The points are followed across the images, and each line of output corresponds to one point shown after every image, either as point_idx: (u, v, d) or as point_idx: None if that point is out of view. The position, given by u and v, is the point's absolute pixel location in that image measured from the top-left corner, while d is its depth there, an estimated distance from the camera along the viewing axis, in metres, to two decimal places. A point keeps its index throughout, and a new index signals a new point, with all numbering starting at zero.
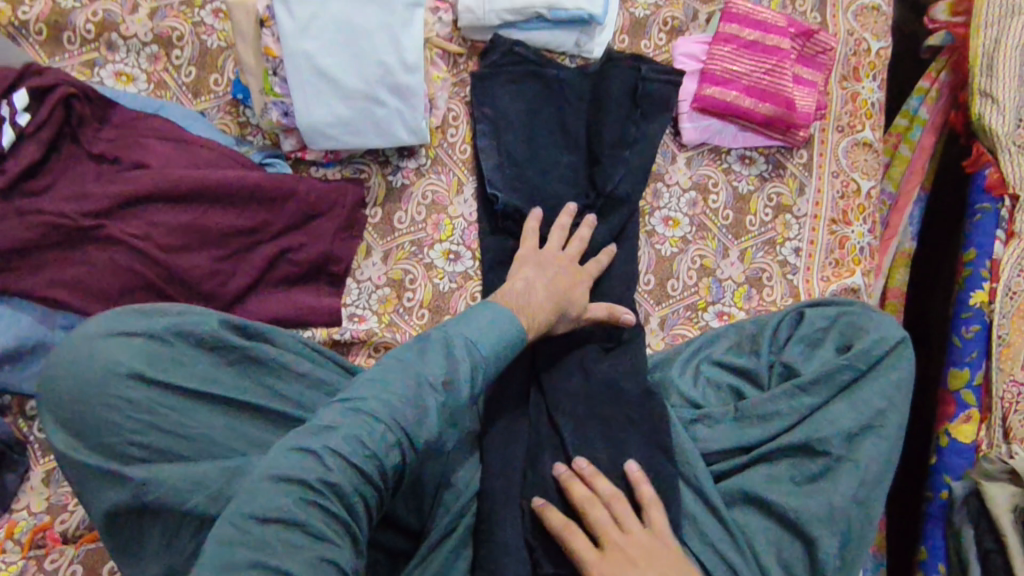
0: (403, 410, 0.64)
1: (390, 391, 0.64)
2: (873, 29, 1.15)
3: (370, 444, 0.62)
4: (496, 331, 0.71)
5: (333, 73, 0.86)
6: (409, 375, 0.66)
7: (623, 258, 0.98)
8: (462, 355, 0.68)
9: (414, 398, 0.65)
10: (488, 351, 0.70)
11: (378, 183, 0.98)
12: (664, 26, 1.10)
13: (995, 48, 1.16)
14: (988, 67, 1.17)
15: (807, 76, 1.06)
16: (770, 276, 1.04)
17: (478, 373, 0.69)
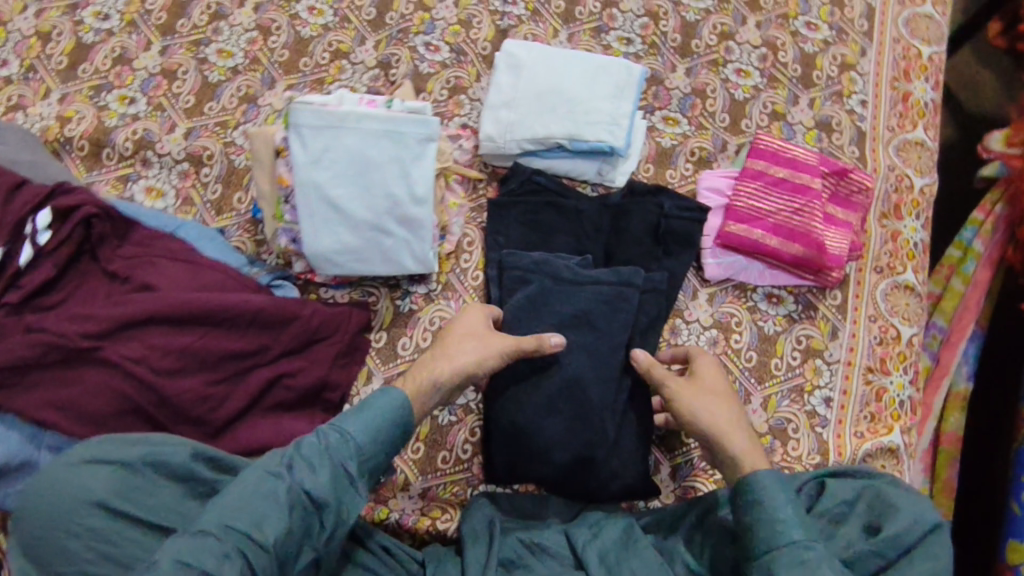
0: (242, 512, 0.68)
1: (233, 502, 0.69)
2: (916, 164, 1.10)
3: (201, 560, 0.64)
4: (364, 416, 0.77)
5: (341, 203, 0.86)
6: (253, 481, 0.70)
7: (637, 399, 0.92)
8: (314, 444, 0.73)
9: (259, 494, 0.69)
10: (356, 432, 0.75)
11: (386, 307, 0.97)
12: (691, 156, 1.09)
13: None
14: None
15: (840, 216, 1.01)
16: (797, 428, 0.96)
17: (344, 456, 0.74)
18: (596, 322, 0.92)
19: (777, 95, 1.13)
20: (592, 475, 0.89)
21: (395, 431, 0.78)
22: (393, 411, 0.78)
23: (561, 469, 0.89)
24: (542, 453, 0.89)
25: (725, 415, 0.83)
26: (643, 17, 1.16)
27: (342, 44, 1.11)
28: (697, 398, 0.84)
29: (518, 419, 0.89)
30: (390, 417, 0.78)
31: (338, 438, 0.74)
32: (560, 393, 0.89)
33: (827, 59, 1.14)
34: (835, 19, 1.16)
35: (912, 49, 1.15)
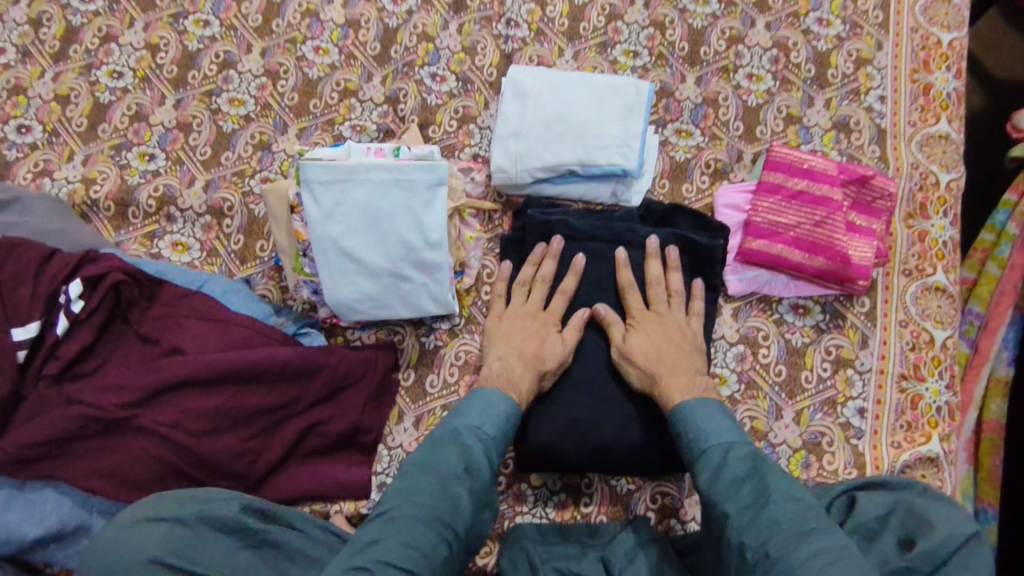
0: (440, 504, 0.77)
1: (425, 492, 0.78)
2: (941, 159, 1.06)
3: (419, 544, 0.74)
4: (490, 412, 0.86)
5: (359, 255, 0.87)
6: (434, 472, 0.80)
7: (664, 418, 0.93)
8: (471, 441, 0.83)
9: (447, 490, 0.79)
10: (489, 429, 0.85)
11: (412, 344, 0.99)
12: (707, 169, 1.08)
13: None
14: None
15: (864, 223, 1.00)
16: (831, 442, 0.96)
17: (482, 454, 0.83)
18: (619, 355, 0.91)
19: (792, 98, 1.10)
20: (626, 445, 0.92)
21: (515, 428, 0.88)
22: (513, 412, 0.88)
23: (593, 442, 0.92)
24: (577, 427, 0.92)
25: (673, 357, 0.91)
26: (649, 28, 1.14)
27: (350, 81, 1.12)
28: (653, 334, 0.93)
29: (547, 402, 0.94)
30: (515, 415, 0.88)
31: (477, 436, 0.84)
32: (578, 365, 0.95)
33: (842, 56, 1.11)
34: (848, 12, 1.13)
35: (931, 37, 1.11)
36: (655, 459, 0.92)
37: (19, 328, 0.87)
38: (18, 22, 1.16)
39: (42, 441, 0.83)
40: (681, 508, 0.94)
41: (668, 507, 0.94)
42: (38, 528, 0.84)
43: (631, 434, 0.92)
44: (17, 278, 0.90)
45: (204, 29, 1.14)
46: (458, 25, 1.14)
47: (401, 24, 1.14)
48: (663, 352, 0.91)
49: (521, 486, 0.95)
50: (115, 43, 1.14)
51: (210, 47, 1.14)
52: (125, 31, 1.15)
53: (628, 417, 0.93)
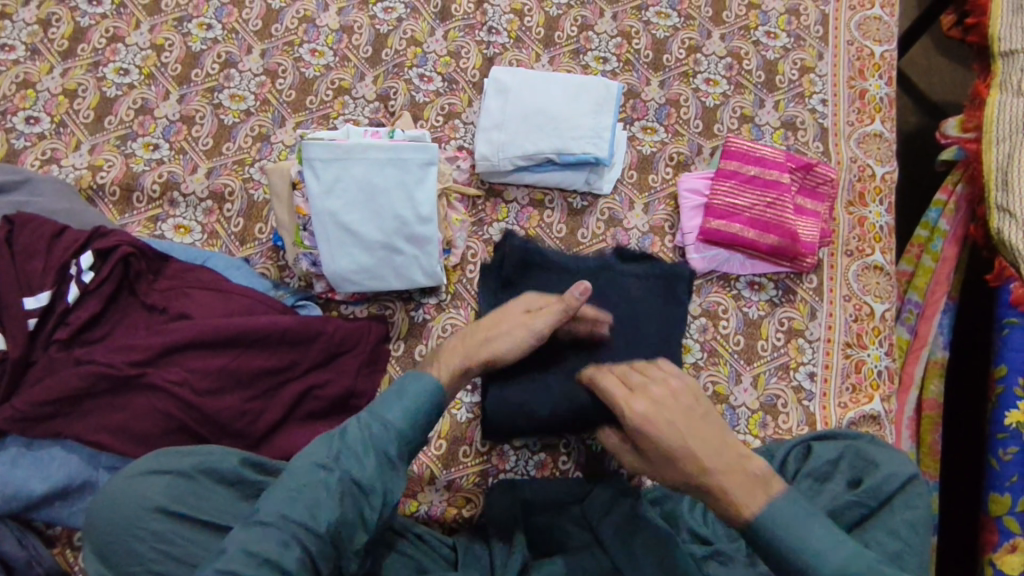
0: (297, 503, 0.77)
1: (291, 491, 0.78)
2: (877, 155, 1.19)
3: (261, 550, 0.75)
4: (398, 400, 0.83)
5: (355, 228, 0.95)
6: (308, 468, 0.79)
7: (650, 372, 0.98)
8: (357, 433, 0.81)
9: (311, 487, 0.78)
10: (390, 419, 0.82)
11: (402, 318, 1.07)
12: (670, 161, 1.19)
13: (1009, 163, 1.23)
14: (1004, 181, 1.23)
15: (811, 207, 1.11)
16: (785, 403, 1.05)
17: (371, 446, 0.80)
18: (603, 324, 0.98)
19: (745, 100, 1.23)
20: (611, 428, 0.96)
21: (433, 412, 0.84)
22: (426, 397, 0.83)
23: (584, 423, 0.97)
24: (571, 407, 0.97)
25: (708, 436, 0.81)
26: (617, 37, 1.26)
27: (344, 81, 1.21)
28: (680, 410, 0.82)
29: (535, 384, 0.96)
30: (428, 400, 0.84)
31: (367, 426, 0.81)
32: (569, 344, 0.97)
33: (788, 64, 1.25)
34: (793, 27, 1.27)
35: (865, 49, 1.25)
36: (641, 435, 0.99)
37: (30, 297, 0.93)
38: (27, 21, 1.24)
39: (54, 399, 0.88)
40: None
41: None
42: (45, 484, 0.88)
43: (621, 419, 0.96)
44: (31, 250, 0.96)
45: (207, 32, 1.23)
46: (443, 32, 1.24)
47: (392, 30, 1.24)
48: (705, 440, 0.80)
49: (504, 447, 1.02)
50: (122, 43, 1.22)
51: (212, 48, 1.22)
52: (131, 32, 1.23)
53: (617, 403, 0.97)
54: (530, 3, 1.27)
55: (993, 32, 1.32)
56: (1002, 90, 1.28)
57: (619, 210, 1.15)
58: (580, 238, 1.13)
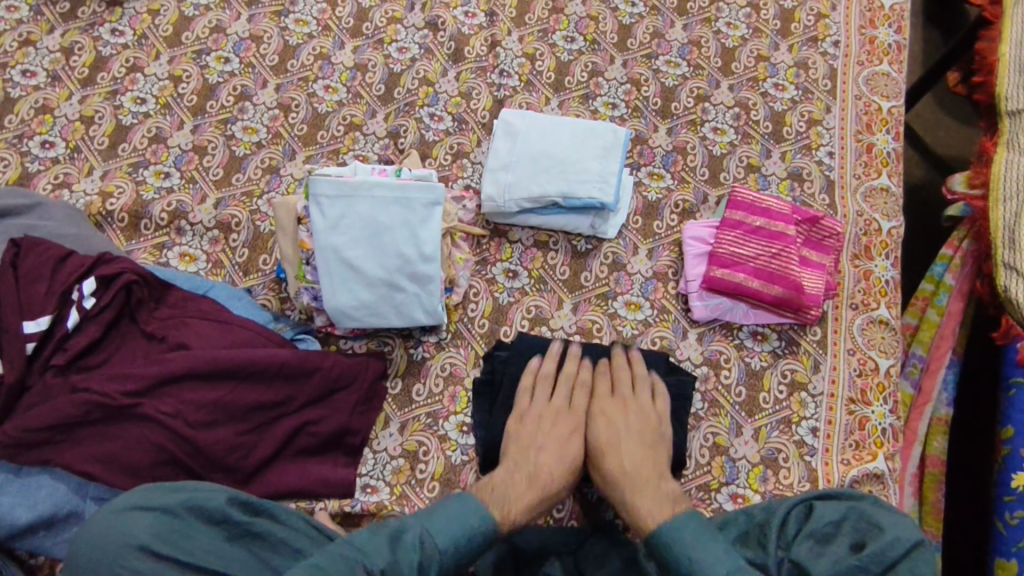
0: None
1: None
2: (883, 209, 1.19)
3: None
4: (458, 521, 0.84)
5: (358, 264, 0.96)
6: (350, 564, 0.78)
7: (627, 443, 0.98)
8: (412, 541, 0.81)
9: None
10: (444, 539, 0.83)
11: (400, 355, 1.06)
12: (675, 209, 1.19)
13: (1016, 221, 1.23)
14: (1011, 239, 1.23)
15: (815, 259, 1.11)
16: (787, 457, 1.03)
17: (418, 560, 0.81)
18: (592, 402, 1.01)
19: (752, 150, 1.24)
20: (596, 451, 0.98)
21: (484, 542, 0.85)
22: (485, 525, 0.85)
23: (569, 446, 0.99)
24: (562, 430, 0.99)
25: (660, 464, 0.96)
26: (627, 84, 1.29)
27: (355, 117, 1.23)
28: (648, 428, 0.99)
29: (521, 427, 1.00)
30: (487, 528, 0.85)
31: (423, 537, 0.82)
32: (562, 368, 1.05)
33: (796, 116, 1.26)
34: (801, 80, 1.29)
35: (872, 104, 1.27)
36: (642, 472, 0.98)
37: (31, 321, 0.93)
38: (50, 49, 1.27)
39: (46, 426, 0.87)
40: None
41: None
42: (30, 513, 0.86)
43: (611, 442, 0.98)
44: (35, 274, 0.96)
45: (225, 65, 1.26)
46: (455, 73, 1.27)
47: (405, 70, 1.27)
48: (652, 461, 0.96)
49: None
50: (140, 73, 1.25)
51: (228, 81, 1.25)
52: (150, 63, 1.26)
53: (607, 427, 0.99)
54: (542, 48, 1.31)
55: (1001, 90, 1.34)
56: (1009, 149, 1.29)
57: (622, 255, 1.15)
58: (583, 280, 1.13)
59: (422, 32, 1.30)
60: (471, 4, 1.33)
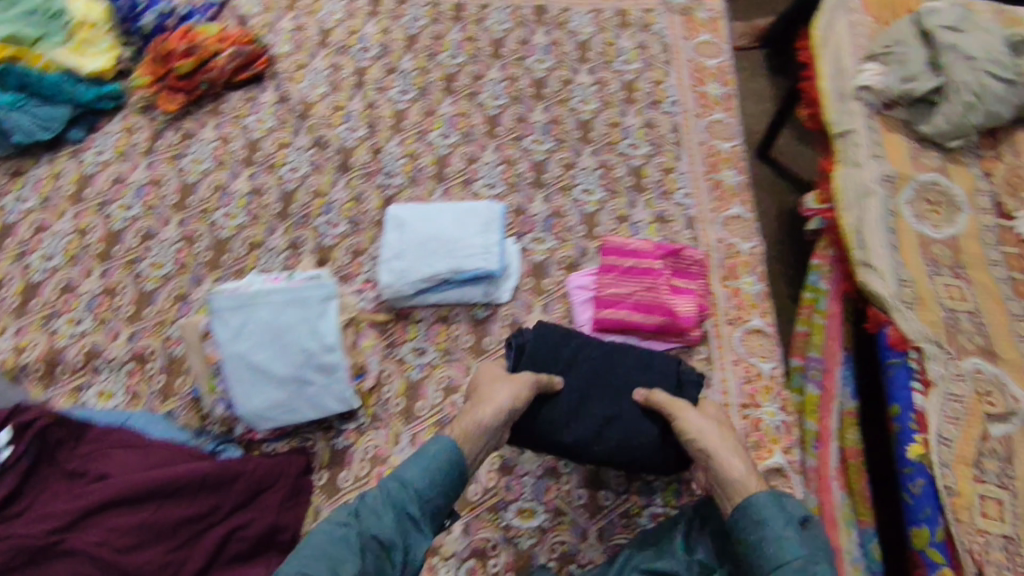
0: (318, 558, 0.82)
1: (318, 545, 0.83)
2: (739, 234, 1.36)
3: None
4: (419, 461, 0.91)
5: (265, 367, 1.02)
6: (340, 522, 0.86)
7: (634, 425, 1.03)
8: (388, 486, 0.89)
9: (339, 540, 0.84)
10: (415, 475, 0.90)
11: (323, 448, 1.12)
12: (561, 264, 1.31)
13: (861, 223, 1.42)
14: (860, 239, 1.40)
15: (685, 285, 1.23)
16: (696, 470, 1.10)
17: (398, 500, 0.88)
18: (621, 390, 1.06)
19: (619, 204, 1.40)
20: (609, 430, 1.03)
21: (456, 469, 0.92)
22: (445, 454, 0.92)
23: (582, 425, 1.03)
24: (577, 411, 1.04)
25: (713, 431, 0.97)
26: (501, 165, 1.46)
27: (256, 236, 1.34)
28: (699, 416, 0.99)
29: (574, 405, 1.04)
30: (450, 454, 0.92)
31: (398, 482, 0.89)
32: (588, 348, 1.10)
33: (651, 168, 1.45)
34: (650, 137, 1.50)
35: (714, 147, 1.49)
36: (669, 453, 1.03)
37: None
38: None
39: None
40: (578, 553, 1.04)
41: (567, 553, 1.03)
42: None
43: (633, 426, 1.03)
44: None
45: (127, 212, 1.36)
46: (345, 181, 1.42)
47: (298, 187, 1.40)
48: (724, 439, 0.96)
49: (433, 560, 1.03)
50: (47, 232, 1.33)
51: (132, 225, 1.34)
52: (56, 221, 1.35)
53: (635, 411, 1.04)
54: (421, 147, 1.48)
55: (828, 117, 1.57)
56: (844, 163, 1.50)
57: (519, 314, 1.25)
58: (486, 344, 1.22)
59: (310, 152, 1.46)
60: (352, 121, 1.51)
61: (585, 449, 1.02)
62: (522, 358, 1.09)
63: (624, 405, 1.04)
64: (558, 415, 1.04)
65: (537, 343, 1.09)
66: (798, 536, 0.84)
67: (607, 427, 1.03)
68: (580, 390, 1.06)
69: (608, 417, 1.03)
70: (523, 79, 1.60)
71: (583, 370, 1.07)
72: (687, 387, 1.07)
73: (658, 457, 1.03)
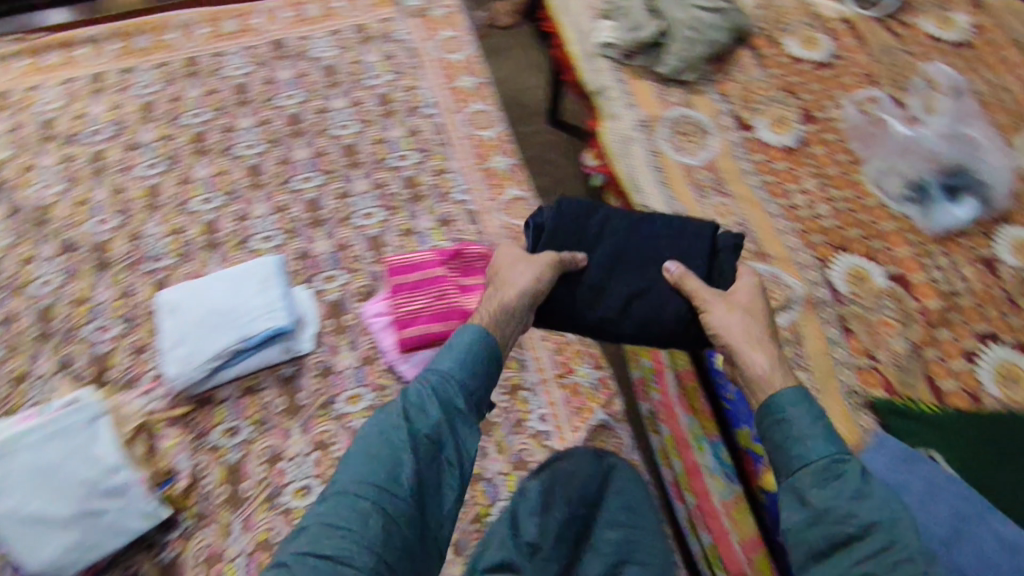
0: (379, 461, 0.87)
1: (371, 457, 0.87)
2: (519, 215, 1.41)
3: (347, 522, 0.82)
4: (449, 352, 0.98)
5: (43, 513, 0.95)
6: (382, 432, 0.90)
7: (656, 304, 1.07)
8: (422, 389, 0.93)
9: (388, 445, 0.88)
10: (451, 368, 0.96)
11: (150, 568, 1.04)
12: (357, 296, 1.29)
13: (631, 166, 1.63)
14: (634, 179, 1.62)
15: (474, 283, 1.24)
16: (530, 452, 1.14)
17: (434, 397, 0.93)
18: (665, 250, 1.11)
19: (401, 218, 1.39)
20: (628, 321, 1.07)
21: (495, 355, 0.99)
22: (478, 340, 0.98)
23: (580, 326, 1.08)
24: (645, 267, 1.10)
25: (738, 322, 1.00)
26: (273, 214, 1.40)
27: (19, 369, 1.21)
28: (726, 311, 1.01)
29: (610, 281, 1.09)
30: (483, 340, 0.98)
31: (439, 377, 0.95)
32: (614, 220, 1.14)
33: (424, 174, 1.45)
34: (416, 144, 1.50)
35: (478, 138, 1.52)
36: (688, 336, 1.07)
37: None
38: None
39: None
40: None
41: None
42: None
43: (643, 317, 1.07)
44: None
45: None
46: (107, 281, 1.31)
47: (54, 302, 1.28)
48: (747, 332, 1.00)
49: None
50: None
51: None
52: None
53: (630, 303, 1.08)
54: (184, 220, 1.39)
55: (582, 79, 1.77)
56: (606, 118, 1.71)
57: (327, 359, 1.22)
58: (300, 400, 1.18)
59: (59, 260, 1.33)
60: (101, 213, 1.40)
61: (609, 330, 1.08)
62: (541, 237, 1.13)
63: (642, 282, 1.08)
64: (583, 295, 1.08)
65: (562, 222, 1.12)
66: (819, 432, 0.90)
67: (622, 315, 1.08)
68: (601, 278, 1.09)
69: (631, 296, 1.08)
70: (276, 119, 1.54)
71: (611, 242, 1.12)
72: (724, 263, 1.11)
73: (683, 338, 1.07)
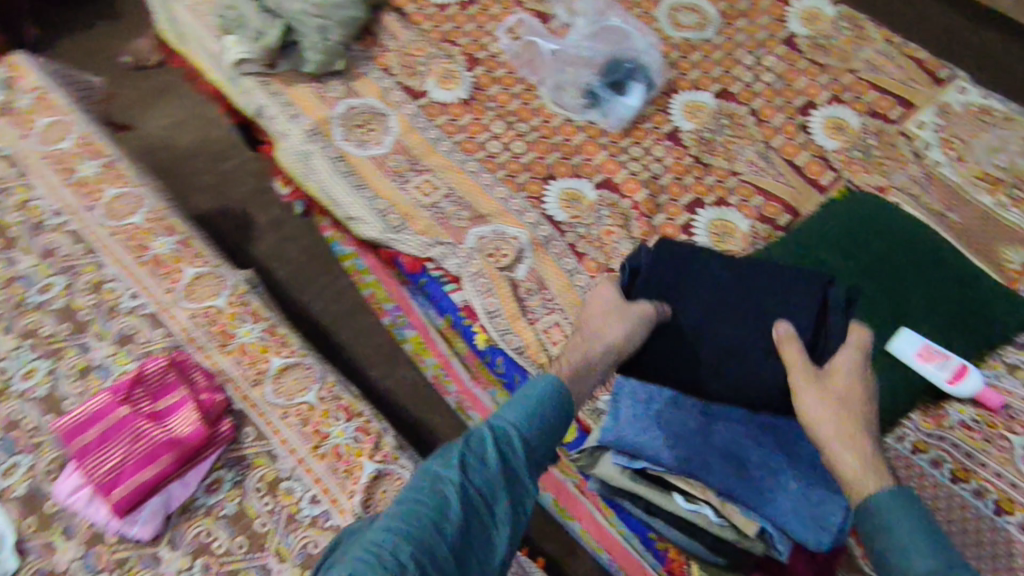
0: (427, 508, 0.83)
1: (420, 500, 0.84)
2: (207, 294, 1.25)
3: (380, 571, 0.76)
4: (518, 403, 0.96)
5: None
6: (439, 478, 0.86)
7: (763, 365, 1.07)
8: (490, 439, 0.90)
9: (436, 491, 0.85)
10: (516, 420, 0.93)
11: None
12: (50, 474, 1.06)
13: (315, 182, 1.44)
14: (325, 195, 1.44)
15: (170, 400, 1.09)
16: (316, 542, 1.04)
17: (501, 446, 0.90)
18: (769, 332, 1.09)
19: (70, 358, 1.16)
20: (712, 378, 1.09)
21: (562, 414, 0.97)
22: (548, 397, 0.96)
23: (705, 328, 1.11)
24: (724, 325, 1.10)
25: (838, 412, 0.96)
26: None
27: None
28: (841, 397, 0.97)
29: (668, 339, 1.11)
30: (549, 396, 0.97)
31: (506, 430, 0.92)
32: (710, 266, 1.15)
33: (79, 295, 1.22)
34: (56, 265, 1.25)
35: (129, 228, 1.30)
36: (759, 390, 1.07)
37: None
38: None
39: None
40: None
41: None
42: None
43: (723, 375, 1.08)
44: None
45: None
46: None
47: None
48: (834, 424, 0.95)
49: None
50: None
51: None
52: None
53: (723, 375, 1.09)
54: None
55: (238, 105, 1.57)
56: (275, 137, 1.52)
57: (40, 564, 1.00)
58: None
59: None
60: None
61: (695, 389, 1.10)
62: (636, 280, 1.17)
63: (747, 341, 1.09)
64: (661, 340, 1.12)
65: (656, 271, 1.15)
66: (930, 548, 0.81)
67: (701, 376, 1.09)
68: (697, 324, 1.11)
69: (720, 353, 1.09)
70: None
71: (708, 290, 1.13)
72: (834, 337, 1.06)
73: (762, 397, 1.07)
